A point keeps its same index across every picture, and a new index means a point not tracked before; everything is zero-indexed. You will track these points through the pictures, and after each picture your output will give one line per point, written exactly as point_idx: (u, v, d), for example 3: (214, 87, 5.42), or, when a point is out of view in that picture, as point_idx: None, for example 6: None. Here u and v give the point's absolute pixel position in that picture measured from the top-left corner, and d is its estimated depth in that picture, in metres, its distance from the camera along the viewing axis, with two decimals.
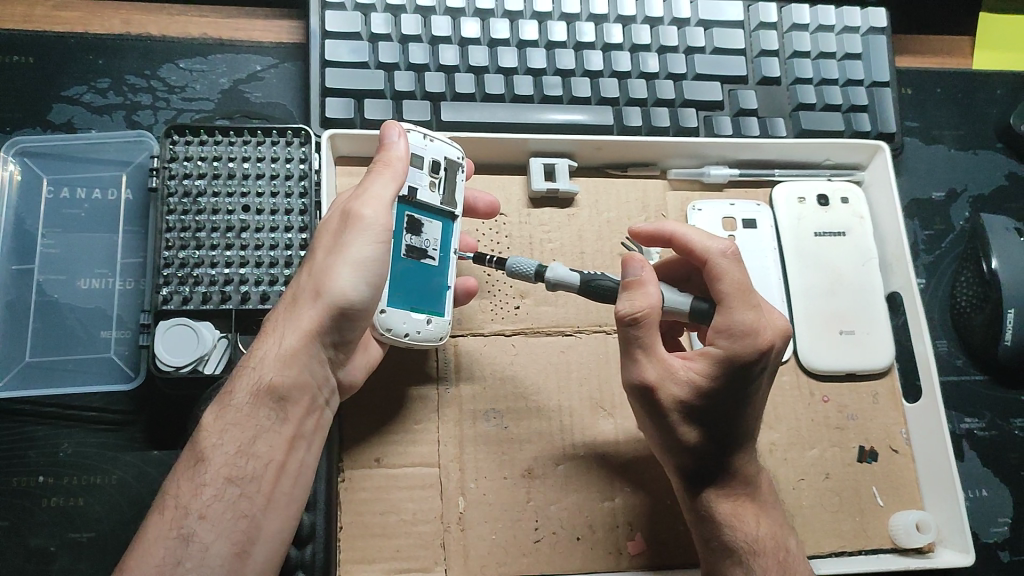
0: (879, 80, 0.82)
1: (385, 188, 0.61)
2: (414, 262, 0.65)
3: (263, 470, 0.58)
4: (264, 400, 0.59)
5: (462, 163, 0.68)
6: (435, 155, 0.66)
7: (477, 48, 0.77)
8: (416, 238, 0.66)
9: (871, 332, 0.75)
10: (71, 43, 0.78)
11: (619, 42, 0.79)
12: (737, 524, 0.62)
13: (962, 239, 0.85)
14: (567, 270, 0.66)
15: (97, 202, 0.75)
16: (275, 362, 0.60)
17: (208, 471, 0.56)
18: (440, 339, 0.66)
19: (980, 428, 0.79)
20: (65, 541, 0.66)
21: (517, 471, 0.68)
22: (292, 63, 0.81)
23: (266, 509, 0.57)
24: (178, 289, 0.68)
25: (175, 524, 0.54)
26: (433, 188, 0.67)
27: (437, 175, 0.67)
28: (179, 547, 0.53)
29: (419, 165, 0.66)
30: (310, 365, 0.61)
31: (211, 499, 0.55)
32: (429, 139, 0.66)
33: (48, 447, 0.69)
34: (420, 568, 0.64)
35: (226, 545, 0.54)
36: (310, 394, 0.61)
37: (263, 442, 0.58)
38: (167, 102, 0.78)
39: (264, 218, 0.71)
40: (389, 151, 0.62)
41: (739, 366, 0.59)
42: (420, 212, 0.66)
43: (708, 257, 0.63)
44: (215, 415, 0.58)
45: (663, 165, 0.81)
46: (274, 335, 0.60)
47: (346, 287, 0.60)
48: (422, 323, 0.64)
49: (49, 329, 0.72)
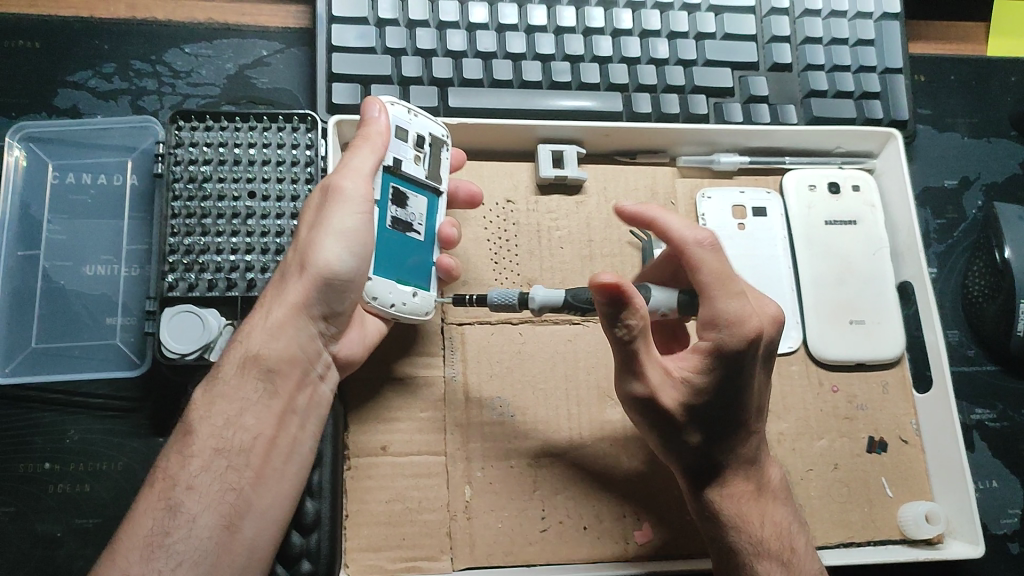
0: (892, 66, 0.81)
1: (365, 161, 0.62)
2: (399, 236, 0.66)
3: (251, 444, 0.58)
4: (252, 372, 0.60)
5: (446, 140, 0.68)
6: (419, 130, 0.66)
7: (485, 33, 0.76)
8: (402, 211, 0.66)
9: (881, 322, 0.75)
10: (76, 27, 0.78)
11: (628, 27, 0.78)
12: (747, 525, 0.61)
13: (975, 228, 0.84)
14: (547, 289, 0.63)
15: (102, 187, 0.75)
16: (262, 334, 0.61)
17: (196, 442, 0.57)
18: (424, 314, 0.65)
19: (992, 419, 0.78)
20: (71, 527, 0.66)
21: (524, 460, 0.67)
22: (298, 48, 0.81)
23: (255, 485, 0.57)
24: (184, 276, 0.67)
25: (162, 496, 0.55)
26: (418, 162, 0.67)
27: (422, 150, 0.67)
28: (166, 517, 0.54)
29: (404, 138, 0.66)
30: (299, 338, 0.62)
31: (197, 471, 0.56)
32: (413, 113, 0.66)
33: (54, 433, 0.69)
34: (427, 556, 0.64)
35: (214, 516, 0.55)
36: (300, 368, 0.62)
37: (251, 415, 0.59)
38: (172, 87, 0.78)
39: (270, 204, 0.70)
40: (369, 126, 0.62)
41: (730, 357, 0.56)
42: (406, 186, 0.67)
43: (683, 248, 0.58)
44: (204, 390, 0.59)
45: (672, 152, 0.80)
46: (261, 309, 0.61)
47: (332, 257, 0.61)
48: (408, 295, 0.64)
49: (57, 315, 0.71)
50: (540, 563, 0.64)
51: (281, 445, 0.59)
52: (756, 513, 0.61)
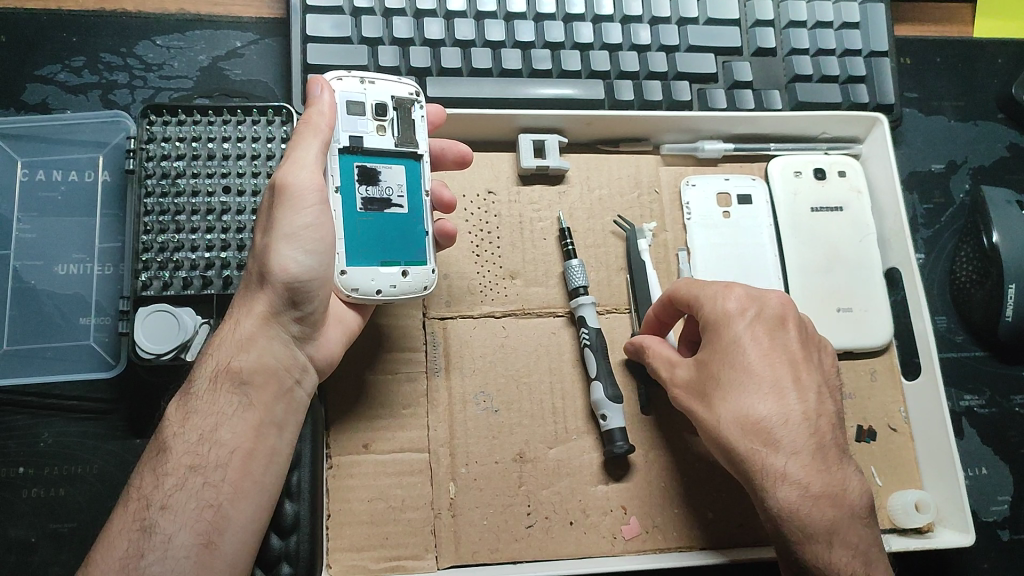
0: (877, 50, 0.80)
1: (309, 150, 0.59)
2: (376, 215, 0.62)
3: (228, 457, 0.56)
4: (226, 386, 0.58)
5: (413, 98, 0.65)
6: (377, 98, 0.63)
7: (463, 21, 0.74)
8: (373, 188, 0.62)
9: (868, 310, 0.74)
10: (44, 20, 0.76)
11: (609, 13, 0.77)
12: None
13: (963, 213, 0.83)
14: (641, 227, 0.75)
15: (73, 184, 0.73)
16: (231, 345, 0.59)
17: (171, 459, 0.55)
18: (422, 289, 0.63)
19: (981, 405, 0.77)
20: (46, 532, 0.65)
21: (509, 455, 0.66)
22: (273, 39, 0.79)
23: (234, 497, 0.55)
24: (158, 274, 0.66)
25: (138, 515, 0.53)
26: (382, 131, 0.63)
27: (384, 117, 0.63)
28: (141, 539, 0.52)
29: (362, 111, 0.63)
30: (270, 346, 0.60)
31: (173, 489, 0.54)
32: (367, 83, 0.63)
33: (28, 437, 0.67)
34: (411, 555, 0.63)
35: (191, 534, 0.53)
36: (277, 377, 0.60)
37: (227, 429, 0.57)
38: (144, 80, 0.76)
39: (245, 199, 0.69)
40: (311, 109, 0.60)
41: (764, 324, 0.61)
42: (374, 160, 0.63)
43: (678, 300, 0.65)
44: (179, 404, 0.58)
45: (656, 140, 0.79)
46: (230, 321, 0.60)
47: (289, 262, 0.58)
48: (396, 276, 0.62)
49: (29, 315, 0.70)
50: (526, 560, 0.63)
51: (261, 452, 0.58)
52: (829, 480, 0.57)
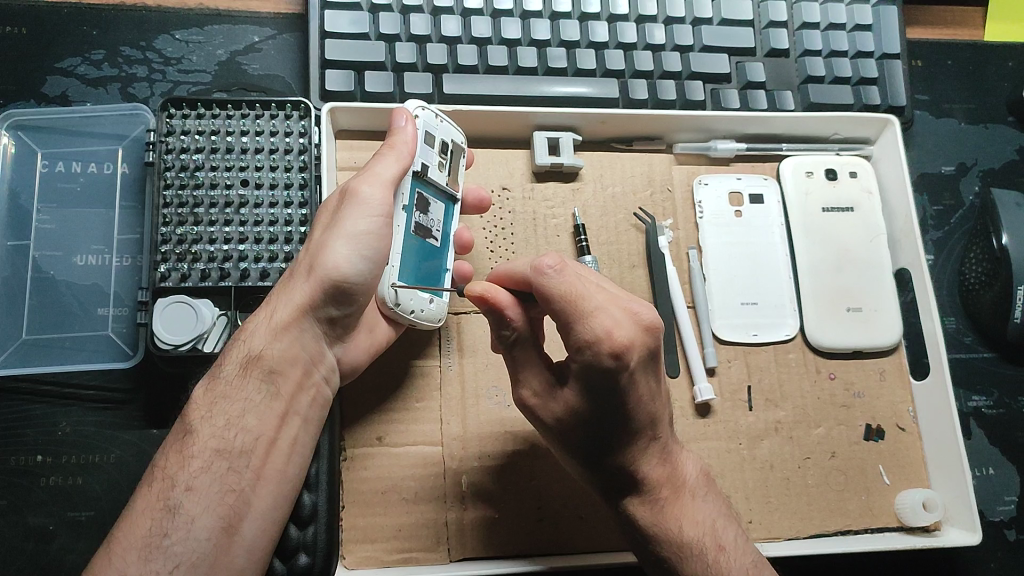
0: (889, 52, 0.80)
1: (389, 167, 0.60)
2: (420, 240, 0.64)
3: (252, 445, 0.57)
4: (254, 373, 0.59)
5: (464, 147, 0.69)
6: (444, 136, 0.66)
7: (479, 19, 0.75)
8: (424, 216, 0.64)
9: (878, 309, 0.75)
10: (65, 13, 0.77)
11: (625, 13, 0.78)
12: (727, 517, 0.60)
13: (973, 214, 0.84)
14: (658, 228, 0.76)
15: (93, 176, 0.74)
16: (266, 333, 0.60)
17: (197, 442, 0.56)
18: (438, 322, 0.64)
19: (988, 406, 0.78)
20: (64, 520, 0.65)
21: (521, 450, 0.67)
22: (290, 34, 0.79)
23: (256, 485, 0.56)
24: (176, 266, 0.66)
25: (161, 496, 0.54)
26: (442, 168, 0.66)
27: (445, 156, 0.66)
28: (165, 519, 0.53)
29: (432, 143, 0.65)
30: (301, 338, 0.61)
31: (198, 470, 0.55)
32: (440, 118, 0.66)
33: (47, 426, 0.68)
34: (424, 547, 0.64)
35: (214, 517, 0.54)
36: (303, 366, 0.61)
37: (253, 416, 0.58)
38: (163, 74, 0.77)
39: (263, 192, 0.70)
40: (395, 135, 0.61)
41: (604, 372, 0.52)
42: (427, 190, 0.65)
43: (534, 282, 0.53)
44: (205, 389, 0.59)
45: (669, 139, 0.79)
46: (264, 309, 0.61)
47: (340, 260, 0.59)
48: (426, 301, 0.63)
49: (47, 305, 0.71)
50: (536, 554, 0.64)
51: (282, 445, 0.58)
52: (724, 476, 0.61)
